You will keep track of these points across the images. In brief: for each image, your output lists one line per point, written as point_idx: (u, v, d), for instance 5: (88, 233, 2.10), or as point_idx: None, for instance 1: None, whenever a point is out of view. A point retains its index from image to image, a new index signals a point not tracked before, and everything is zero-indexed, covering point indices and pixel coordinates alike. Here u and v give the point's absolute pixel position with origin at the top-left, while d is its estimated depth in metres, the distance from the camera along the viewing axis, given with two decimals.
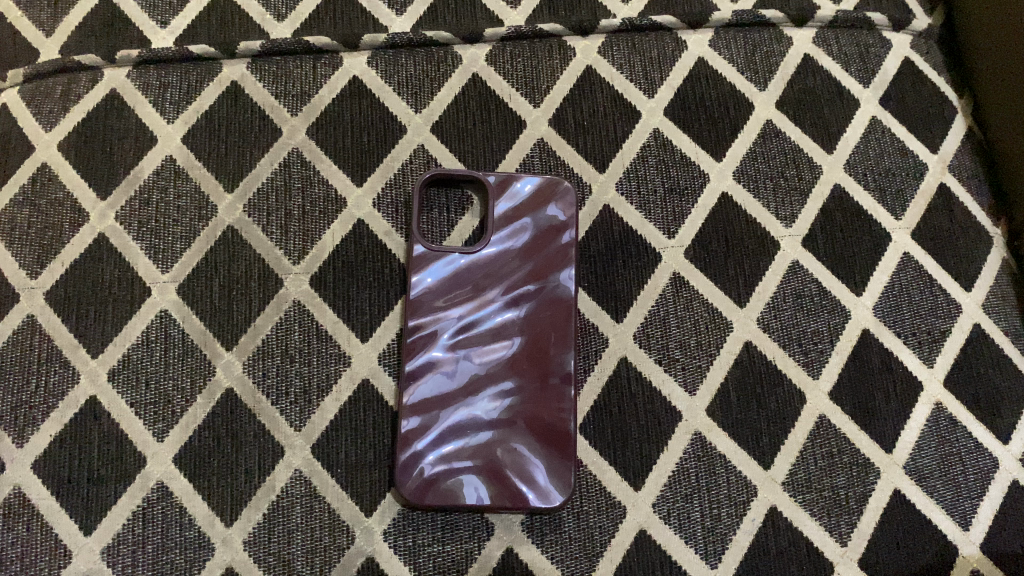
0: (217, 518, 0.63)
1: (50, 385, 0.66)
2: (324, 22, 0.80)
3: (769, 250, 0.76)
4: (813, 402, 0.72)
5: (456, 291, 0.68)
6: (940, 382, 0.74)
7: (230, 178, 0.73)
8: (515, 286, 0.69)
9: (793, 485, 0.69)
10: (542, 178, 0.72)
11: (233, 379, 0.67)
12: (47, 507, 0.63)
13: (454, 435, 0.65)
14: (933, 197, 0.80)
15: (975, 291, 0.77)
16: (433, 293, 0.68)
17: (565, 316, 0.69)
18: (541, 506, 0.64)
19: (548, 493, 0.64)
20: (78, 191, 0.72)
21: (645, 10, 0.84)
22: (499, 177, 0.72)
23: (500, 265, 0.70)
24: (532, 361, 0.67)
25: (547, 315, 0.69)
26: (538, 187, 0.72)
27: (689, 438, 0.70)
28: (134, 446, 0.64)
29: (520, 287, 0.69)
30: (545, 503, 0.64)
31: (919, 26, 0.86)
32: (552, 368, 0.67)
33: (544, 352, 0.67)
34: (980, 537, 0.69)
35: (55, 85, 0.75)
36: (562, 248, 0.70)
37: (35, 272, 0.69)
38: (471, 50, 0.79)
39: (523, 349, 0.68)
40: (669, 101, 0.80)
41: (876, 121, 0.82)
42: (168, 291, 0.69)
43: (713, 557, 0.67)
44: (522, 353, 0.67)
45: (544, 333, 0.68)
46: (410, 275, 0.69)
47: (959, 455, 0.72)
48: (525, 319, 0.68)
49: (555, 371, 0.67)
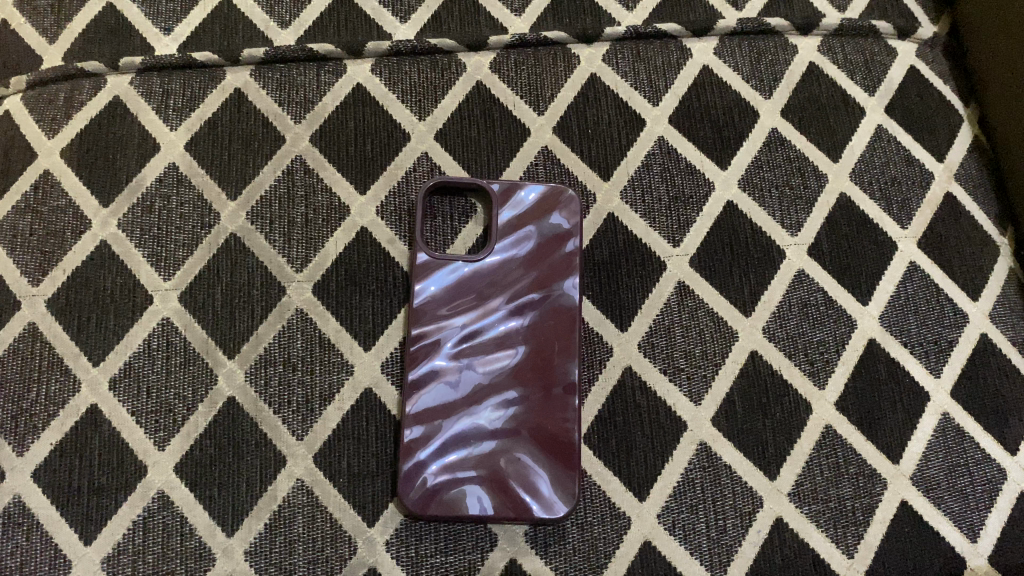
0: (218, 528, 0.62)
1: (52, 393, 0.65)
2: (329, 29, 0.80)
3: (775, 258, 0.76)
4: (819, 412, 0.71)
5: (460, 299, 0.68)
6: (948, 392, 0.73)
7: (233, 185, 0.72)
8: (519, 295, 0.69)
9: (799, 496, 0.69)
10: (547, 186, 0.72)
11: (236, 387, 0.66)
12: (47, 516, 0.62)
13: (457, 445, 0.64)
14: (939, 206, 0.79)
15: (982, 301, 0.76)
16: (436, 301, 0.68)
17: (569, 325, 0.68)
18: (544, 517, 0.63)
19: (551, 504, 0.64)
20: (80, 198, 0.71)
21: (650, 18, 0.84)
22: (503, 185, 0.72)
23: (504, 273, 0.69)
24: (536, 370, 0.67)
25: (551, 323, 0.68)
26: (542, 195, 0.72)
27: (694, 448, 0.69)
28: (135, 455, 0.64)
29: (524, 296, 0.68)
30: (548, 514, 0.63)
31: (925, 34, 0.85)
32: (556, 377, 0.67)
33: (548, 361, 0.67)
34: (989, 549, 0.69)
35: (59, 91, 0.75)
36: (566, 256, 0.70)
37: (37, 279, 0.69)
38: (475, 58, 0.79)
39: (528, 359, 0.67)
40: (674, 109, 0.80)
41: (881, 129, 0.81)
42: (171, 298, 0.68)
43: (719, 569, 0.66)
44: (526, 361, 0.67)
45: (548, 341, 0.68)
46: (414, 283, 0.68)
47: (966, 466, 0.71)
48: (529, 328, 0.68)
49: (560, 381, 0.66)
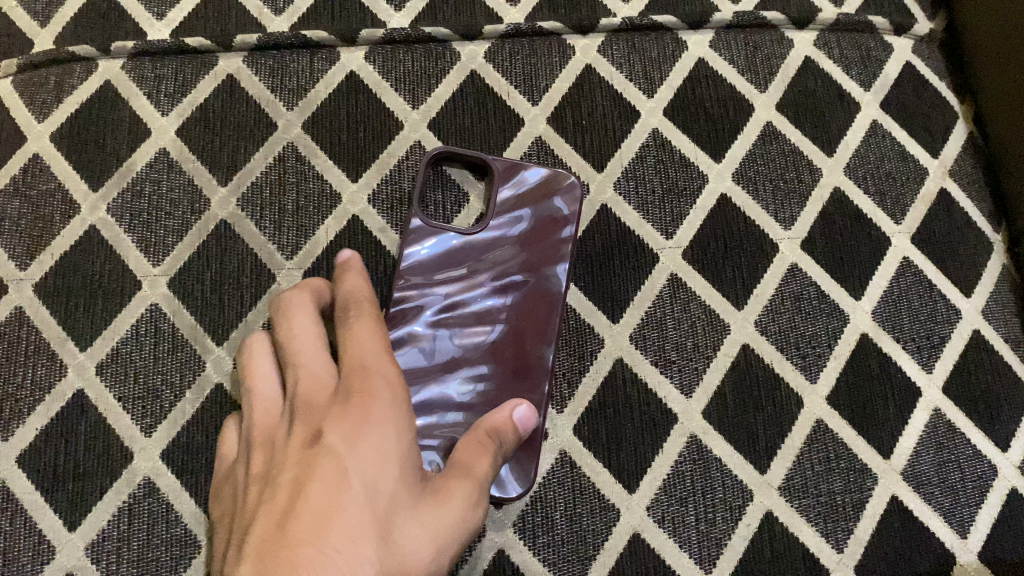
0: (204, 516, 0.62)
1: (38, 378, 0.65)
2: (322, 17, 0.79)
3: (768, 252, 0.75)
4: (811, 407, 0.71)
5: (446, 271, 0.68)
6: (939, 388, 0.73)
7: (224, 172, 0.72)
8: (505, 274, 0.68)
9: (789, 490, 0.68)
10: (549, 170, 0.72)
11: (224, 374, 0.66)
12: (31, 502, 0.62)
13: (422, 411, 0.64)
14: (933, 202, 0.79)
15: (975, 297, 0.76)
16: (424, 267, 0.68)
17: (550, 310, 0.68)
18: (497, 495, 0.63)
19: (506, 484, 0.63)
20: (69, 183, 0.71)
21: (646, 10, 0.84)
22: (507, 164, 0.71)
23: (493, 250, 0.69)
24: (511, 354, 0.66)
25: (533, 308, 0.68)
26: (543, 178, 0.71)
27: (684, 440, 0.69)
28: (121, 441, 0.63)
29: (510, 275, 0.68)
30: (501, 493, 0.63)
31: (921, 30, 0.85)
32: (533, 364, 0.66)
33: (526, 345, 0.67)
34: (978, 545, 0.69)
35: (49, 75, 0.74)
36: (558, 243, 0.70)
37: (24, 264, 0.68)
38: (469, 48, 0.78)
39: (507, 338, 0.67)
40: (669, 101, 0.79)
41: (876, 124, 0.81)
42: (160, 284, 0.68)
43: (708, 563, 0.66)
44: (503, 341, 0.66)
45: (527, 324, 0.67)
46: (405, 247, 0.68)
47: (957, 462, 0.71)
48: (513, 310, 0.67)
49: (536, 370, 0.66)
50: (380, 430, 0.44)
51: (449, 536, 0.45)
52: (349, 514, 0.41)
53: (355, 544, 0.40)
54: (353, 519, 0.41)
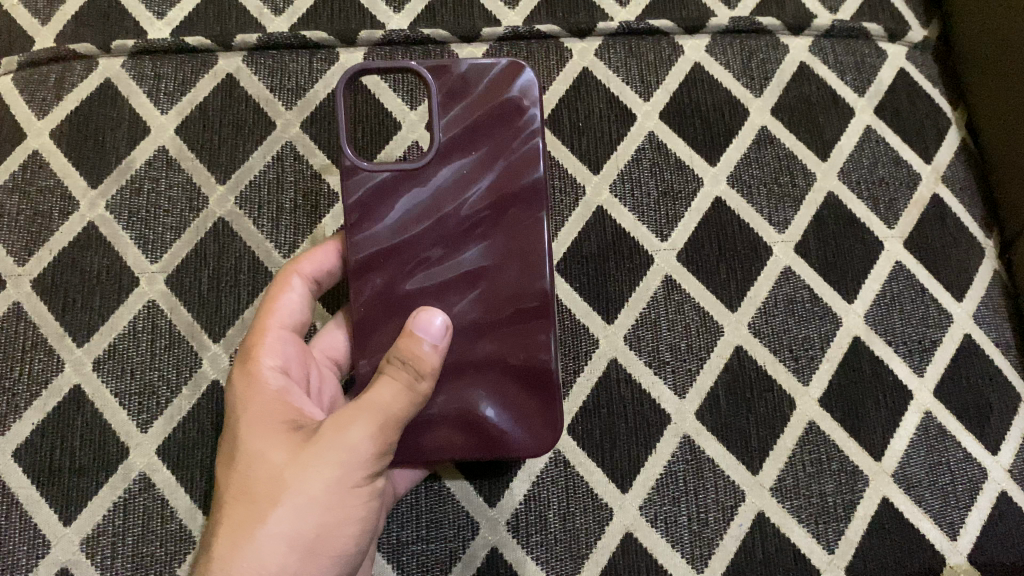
0: (199, 511, 0.62)
1: (35, 373, 0.65)
2: (322, 17, 0.80)
3: (761, 255, 0.76)
4: (803, 408, 0.72)
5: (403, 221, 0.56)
6: (930, 391, 0.74)
7: (223, 170, 0.72)
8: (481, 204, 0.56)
9: (781, 491, 0.69)
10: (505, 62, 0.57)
11: (220, 370, 0.66)
12: (27, 495, 0.62)
13: None
14: (926, 207, 0.80)
15: (966, 302, 0.77)
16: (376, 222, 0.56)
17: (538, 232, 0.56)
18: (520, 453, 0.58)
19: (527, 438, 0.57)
20: (68, 179, 0.71)
21: (643, 15, 0.84)
22: (443, 73, 0.57)
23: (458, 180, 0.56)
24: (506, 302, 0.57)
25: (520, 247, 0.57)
26: (497, 76, 0.57)
27: (678, 441, 0.69)
28: (117, 436, 0.64)
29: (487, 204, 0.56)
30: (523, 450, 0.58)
31: (916, 38, 0.86)
32: (532, 310, 0.56)
33: (517, 289, 0.56)
34: (968, 547, 0.69)
35: (50, 73, 0.74)
36: (534, 169, 0.56)
37: (23, 259, 0.69)
38: (468, 50, 0.79)
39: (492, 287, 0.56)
40: (665, 104, 0.80)
41: (870, 130, 0.82)
42: (157, 281, 0.68)
43: (699, 562, 0.66)
44: (490, 290, 0.56)
45: (516, 254, 0.56)
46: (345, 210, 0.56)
47: (948, 464, 0.72)
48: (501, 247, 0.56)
49: (535, 310, 0.56)
50: (253, 414, 0.51)
51: (323, 472, 0.47)
52: (229, 488, 0.48)
53: (233, 512, 0.47)
54: (231, 490, 0.48)
